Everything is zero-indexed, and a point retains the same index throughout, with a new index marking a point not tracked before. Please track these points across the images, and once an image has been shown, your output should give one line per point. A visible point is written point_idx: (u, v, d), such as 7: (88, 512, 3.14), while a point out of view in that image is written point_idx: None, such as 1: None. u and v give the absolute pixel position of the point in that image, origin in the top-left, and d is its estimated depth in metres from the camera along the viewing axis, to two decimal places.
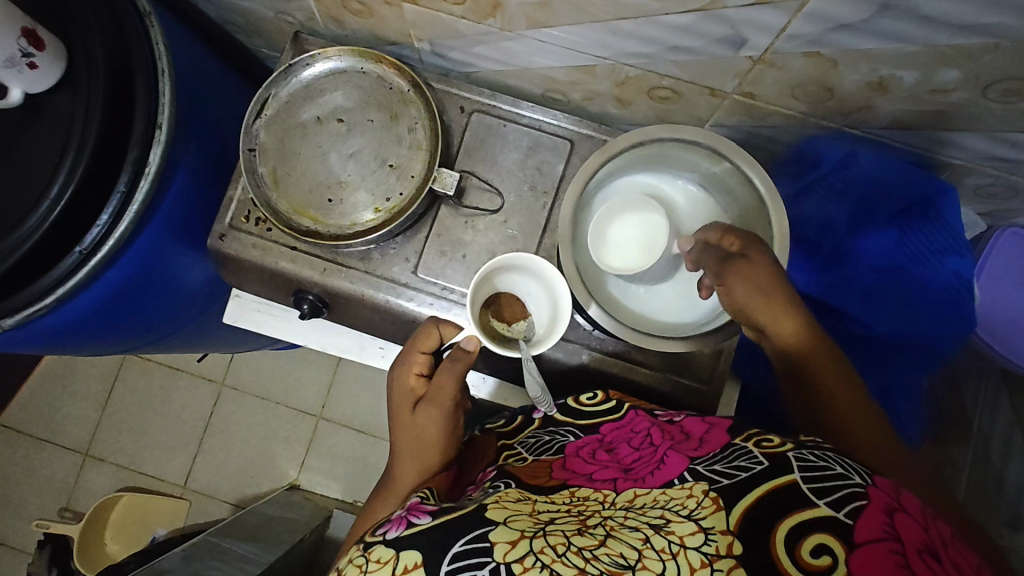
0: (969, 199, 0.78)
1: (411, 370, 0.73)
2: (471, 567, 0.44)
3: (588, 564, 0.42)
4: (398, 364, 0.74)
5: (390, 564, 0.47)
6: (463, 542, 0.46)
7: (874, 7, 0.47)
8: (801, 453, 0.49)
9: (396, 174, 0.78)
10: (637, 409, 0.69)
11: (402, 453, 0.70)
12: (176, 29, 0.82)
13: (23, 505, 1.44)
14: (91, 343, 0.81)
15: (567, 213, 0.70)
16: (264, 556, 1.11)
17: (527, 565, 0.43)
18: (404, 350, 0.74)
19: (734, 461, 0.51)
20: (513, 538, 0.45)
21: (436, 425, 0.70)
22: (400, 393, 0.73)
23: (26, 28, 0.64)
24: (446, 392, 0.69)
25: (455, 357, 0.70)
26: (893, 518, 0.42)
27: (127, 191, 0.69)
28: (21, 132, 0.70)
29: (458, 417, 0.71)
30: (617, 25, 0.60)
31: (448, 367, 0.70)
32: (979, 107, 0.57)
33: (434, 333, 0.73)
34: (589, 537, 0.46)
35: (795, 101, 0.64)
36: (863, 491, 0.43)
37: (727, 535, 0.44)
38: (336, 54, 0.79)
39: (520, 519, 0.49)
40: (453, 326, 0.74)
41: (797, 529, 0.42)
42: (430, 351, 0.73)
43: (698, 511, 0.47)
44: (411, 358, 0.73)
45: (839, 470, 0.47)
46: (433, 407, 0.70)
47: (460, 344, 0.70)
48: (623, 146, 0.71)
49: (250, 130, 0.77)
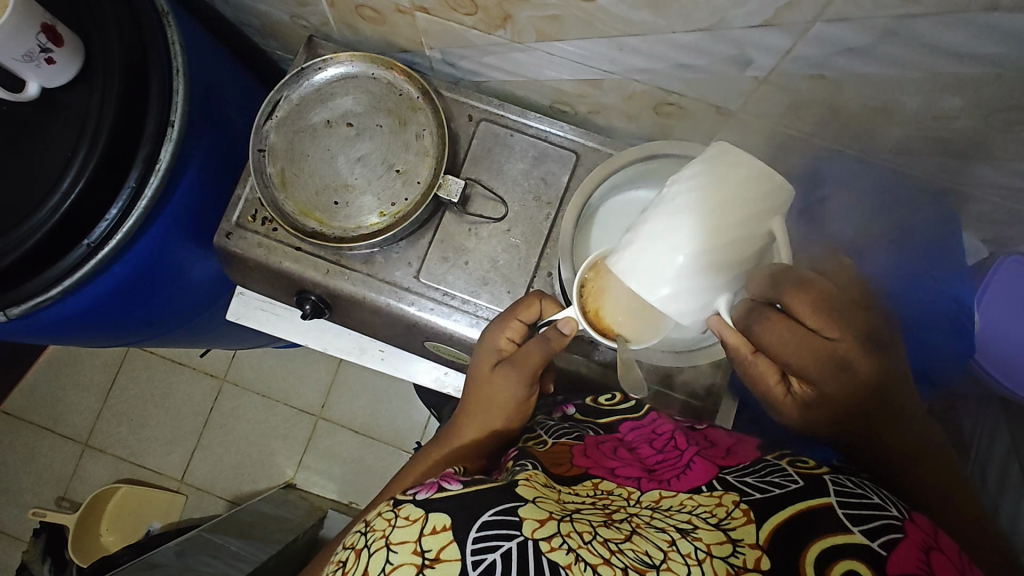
0: (974, 225, 0.77)
1: (503, 335, 0.68)
2: (499, 537, 0.43)
3: (613, 556, 0.42)
4: (492, 323, 0.70)
5: (418, 523, 0.45)
6: (492, 513, 0.45)
7: (877, 33, 0.48)
8: (838, 478, 0.50)
9: (402, 179, 0.78)
10: (658, 412, 0.69)
11: (467, 410, 0.69)
12: (193, 28, 0.83)
13: (20, 493, 1.45)
14: (94, 333, 0.82)
15: (568, 224, 0.72)
16: (256, 553, 1.11)
17: (553, 545, 0.42)
18: (502, 313, 0.70)
19: (766, 476, 0.52)
20: (542, 517, 0.45)
21: (508, 396, 0.67)
22: (486, 352, 0.69)
23: (45, 24, 0.65)
24: (530, 362, 0.66)
25: (550, 339, 0.65)
26: (929, 556, 0.42)
27: (137, 186, 0.70)
28: (34, 125, 0.71)
29: (531, 392, 0.68)
30: (624, 41, 0.60)
31: (541, 348, 0.66)
32: (984, 134, 0.57)
33: (536, 305, 0.69)
34: (615, 530, 0.46)
35: (800, 122, 0.65)
36: (901, 525, 0.45)
37: (755, 549, 0.44)
38: (348, 59, 0.80)
39: (548, 501, 0.48)
40: (557, 304, 0.69)
41: (828, 554, 0.43)
42: (528, 320, 0.69)
43: (727, 521, 0.47)
44: (506, 322, 0.69)
45: (876, 501, 0.48)
46: (510, 379, 0.66)
47: (555, 325, 0.65)
48: (624, 161, 0.73)
49: (261, 130, 0.79)
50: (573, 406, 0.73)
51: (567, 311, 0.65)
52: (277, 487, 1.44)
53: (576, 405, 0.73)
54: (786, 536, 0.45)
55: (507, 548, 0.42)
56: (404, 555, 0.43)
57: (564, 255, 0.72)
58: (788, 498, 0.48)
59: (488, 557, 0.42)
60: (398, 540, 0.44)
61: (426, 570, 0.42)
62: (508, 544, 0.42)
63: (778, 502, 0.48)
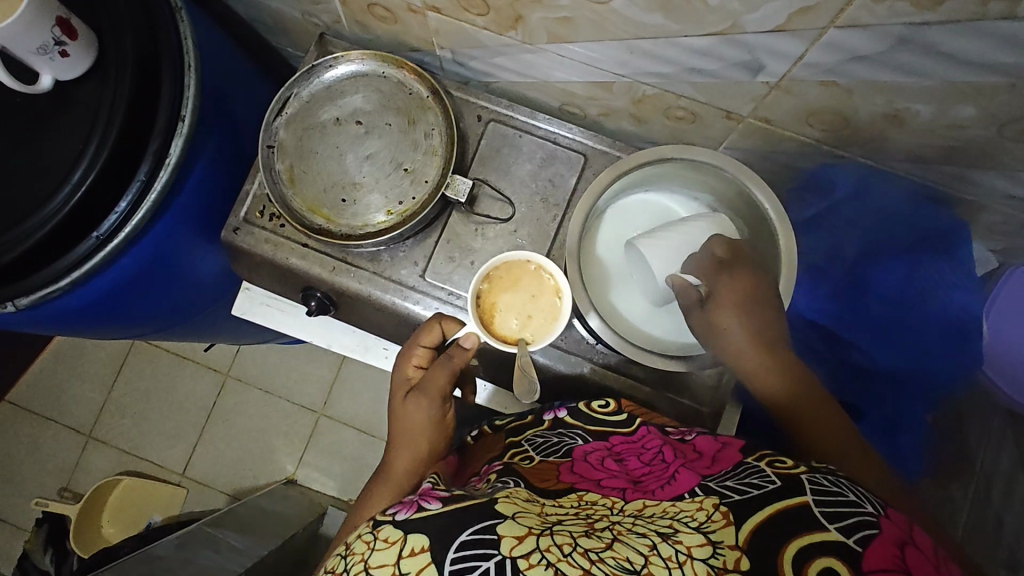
0: (982, 234, 0.76)
1: (411, 363, 0.72)
2: (477, 557, 0.41)
3: (594, 566, 0.40)
4: (399, 356, 0.73)
5: (397, 545, 0.44)
6: (470, 532, 0.43)
7: (891, 40, 0.47)
8: (814, 477, 0.49)
9: (410, 178, 0.79)
10: (648, 426, 0.67)
11: (395, 444, 0.70)
12: (206, 24, 0.84)
13: (24, 482, 1.46)
14: (99, 327, 0.82)
15: (575, 227, 0.71)
16: (256, 548, 1.11)
17: (532, 562, 0.40)
18: (406, 343, 0.74)
19: (746, 478, 0.51)
20: (521, 533, 0.43)
21: (426, 418, 0.69)
22: (396, 385, 0.72)
23: (60, 17, 0.65)
24: (437, 382, 0.69)
25: (453, 355, 0.71)
26: (904, 552, 0.42)
27: (147, 180, 0.71)
28: (47, 118, 0.72)
29: (446, 410, 0.71)
30: (635, 43, 0.60)
31: (446, 367, 0.70)
32: (996, 144, 0.57)
33: (437, 328, 0.72)
34: (595, 539, 0.44)
35: (810, 128, 0.64)
36: (875, 521, 0.44)
37: (735, 550, 0.43)
38: (358, 58, 0.80)
39: (528, 516, 0.46)
40: (456, 322, 0.74)
41: (804, 552, 0.42)
42: (431, 344, 0.73)
43: (708, 524, 0.46)
44: (411, 351, 0.72)
45: (851, 497, 0.47)
46: (423, 402, 0.69)
47: (459, 342, 0.71)
48: (636, 163, 0.71)
49: (271, 127, 0.79)
50: (565, 409, 0.71)
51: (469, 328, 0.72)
52: (278, 483, 1.44)
53: (567, 408, 0.71)
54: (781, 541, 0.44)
55: (486, 567, 0.40)
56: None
57: (571, 257, 0.71)
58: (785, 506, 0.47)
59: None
60: (376, 563, 0.43)
61: None
62: (487, 564, 0.40)
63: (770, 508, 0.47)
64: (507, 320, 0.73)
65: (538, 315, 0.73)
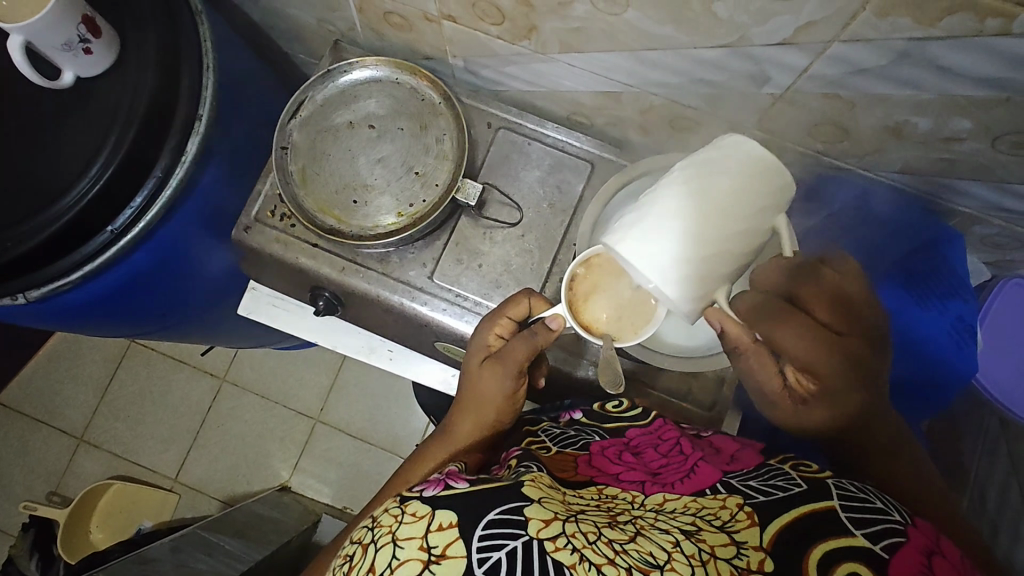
0: (976, 247, 0.79)
1: (492, 331, 0.68)
2: (505, 536, 0.42)
3: (618, 556, 0.41)
4: (482, 321, 0.70)
5: (425, 520, 0.44)
6: (499, 512, 0.44)
7: (892, 54, 0.50)
8: (841, 482, 0.50)
9: (421, 181, 0.80)
10: (664, 418, 0.69)
11: (461, 406, 0.69)
12: (222, 28, 0.85)
13: (12, 485, 1.44)
14: (109, 323, 0.83)
15: (585, 229, 0.75)
16: (250, 553, 1.10)
17: (558, 544, 0.41)
18: (491, 310, 0.69)
19: (770, 480, 0.52)
20: (548, 517, 0.44)
21: (496, 390, 0.66)
22: (474, 348, 0.69)
23: (86, 15, 0.67)
24: (515, 357, 0.65)
25: (536, 332, 0.65)
26: (931, 561, 0.43)
27: (163, 177, 0.72)
28: (66, 113, 0.73)
29: (520, 384, 0.67)
30: (645, 54, 0.63)
31: (527, 342, 0.65)
32: (990, 157, 0.59)
33: (525, 303, 0.68)
34: (619, 531, 0.45)
35: (812, 140, 0.67)
36: (903, 529, 0.45)
37: (759, 552, 0.44)
38: (373, 64, 0.82)
39: (553, 502, 0.47)
40: (545, 300, 0.69)
41: (829, 556, 0.43)
42: (517, 317, 0.68)
43: (732, 523, 0.46)
44: (496, 320, 0.68)
45: (879, 504, 0.48)
46: (498, 372, 0.66)
47: (543, 321, 0.65)
48: (645, 169, 0.74)
49: (285, 129, 0.81)
50: (580, 410, 0.72)
51: (556, 307, 0.64)
52: (272, 490, 1.43)
53: (581, 410, 0.72)
54: (794, 537, 0.45)
55: (512, 547, 0.41)
56: (410, 551, 0.42)
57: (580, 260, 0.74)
58: (795, 500, 0.48)
59: (493, 555, 0.40)
60: (404, 536, 0.43)
61: (432, 566, 0.41)
62: (514, 543, 0.41)
63: (782, 504, 0.48)
64: (597, 309, 0.63)
65: (629, 319, 0.63)
